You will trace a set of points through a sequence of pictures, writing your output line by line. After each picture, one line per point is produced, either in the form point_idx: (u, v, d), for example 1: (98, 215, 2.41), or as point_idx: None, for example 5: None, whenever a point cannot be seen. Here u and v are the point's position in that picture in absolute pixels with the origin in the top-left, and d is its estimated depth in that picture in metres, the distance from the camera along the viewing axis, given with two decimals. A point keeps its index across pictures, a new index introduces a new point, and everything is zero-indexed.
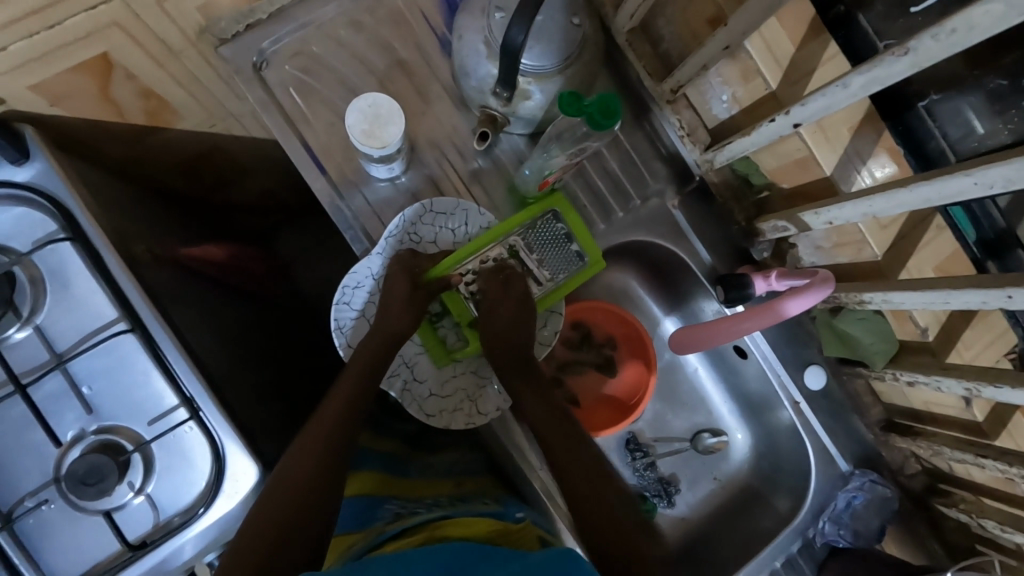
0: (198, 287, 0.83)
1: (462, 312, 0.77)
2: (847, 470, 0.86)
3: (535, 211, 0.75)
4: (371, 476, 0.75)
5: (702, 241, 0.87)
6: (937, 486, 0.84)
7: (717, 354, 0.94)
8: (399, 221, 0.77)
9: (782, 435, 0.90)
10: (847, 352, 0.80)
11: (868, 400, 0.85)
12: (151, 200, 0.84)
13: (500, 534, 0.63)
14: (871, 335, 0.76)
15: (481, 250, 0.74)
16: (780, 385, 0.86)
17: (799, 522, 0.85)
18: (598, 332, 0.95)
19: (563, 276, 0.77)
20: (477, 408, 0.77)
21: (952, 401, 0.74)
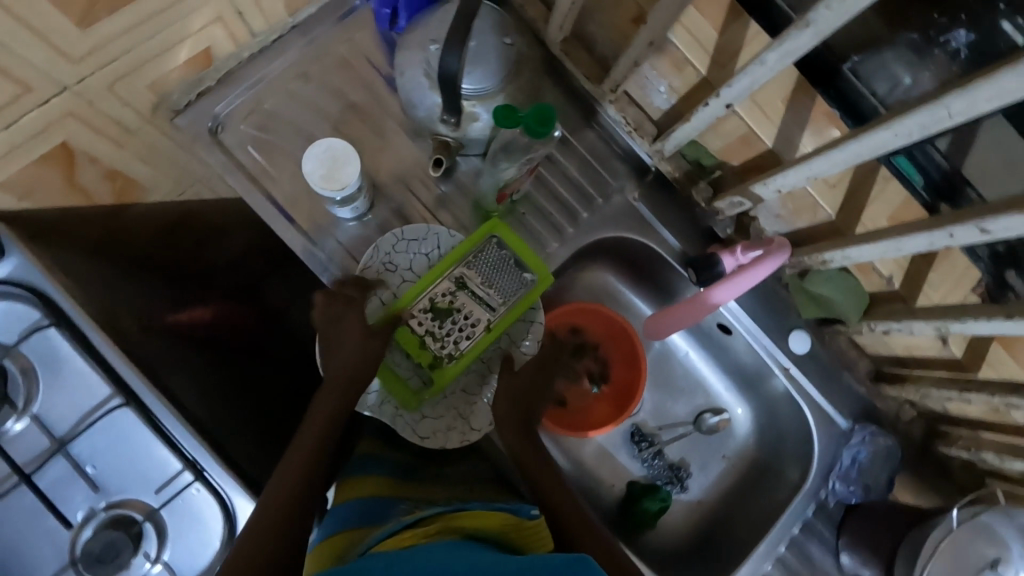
0: (186, 347, 0.86)
1: (422, 354, 0.76)
2: (846, 427, 0.87)
3: (476, 240, 0.78)
4: (382, 481, 0.76)
5: (669, 229, 0.89)
6: (935, 427, 0.86)
7: (704, 334, 0.96)
8: (373, 251, 0.80)
9: (779, 403, 0.92)
10: (824, 312, 0.82)
11: (854, 355, 0.87)
12: (139, 275, 0.86)
13: (513, 530, 0.64)
14: (842, 293, 0.78)
15: (429, 288, 0.76)
16: (769, 354, 0.89)
17: (809, 486, 0.86)
18: (592, 336, 0.96)
19: (514, 299, 0.78)
20: (468, 425, 0.79)
21: (930, 342, 0.76)
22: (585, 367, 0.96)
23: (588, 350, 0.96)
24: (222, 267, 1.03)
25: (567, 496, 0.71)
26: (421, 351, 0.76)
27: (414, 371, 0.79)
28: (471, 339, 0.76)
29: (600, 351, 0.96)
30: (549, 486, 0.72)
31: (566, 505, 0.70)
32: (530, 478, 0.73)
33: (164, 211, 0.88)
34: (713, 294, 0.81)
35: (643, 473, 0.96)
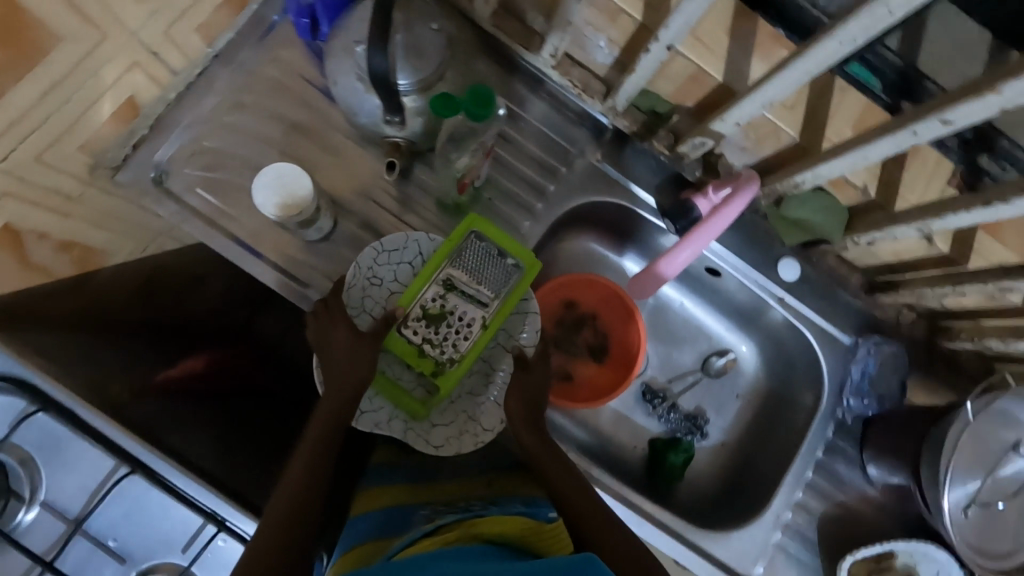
0: (177, 405, 0.83)
1: (421, 363, 0.74)
2: (851, 341, 0.88)
3: (457, 237, 0.75)
4: (401, 489, 0.77)
5: (639, 184, 0.87)
6: (937, 324, 0.86)
7: (694, 280, 0.95)
8: (355, 268, 0.77)
9: (781, 333, 0.92)
10: (806, 234, 0.82)
11: (845, 271, 0.87)
12: (126, 338, 0.82)
13: (533, 534, 0.64)
14: (819, 212, 0.77)
15: (418, 295, 0.74)
16: (761, 287, 0.88)
17: (825, 406, 0.87)
18: (583, 308, 0.95)
19: (506, 291, 0.76)
20: (481, 425, 0.78)
21: (917, 244, 0.74)
22: (579, 341, 0.96)
23: (580, 323, 0.96)
24: (207, 312, 0.96)
25: (578, 487, 0.72)
26: (421, 360, 0.73)
27: (416, 382, 0.78)
28: (470, 340, 0.74)
29: (594, 322, 0.96)
30: (560, 477, 0.72)
31: (574, 495, 0.71)
32: (539, 468, 0.73)
33: (136, 266, 0.82)
34: (683, 257, 0.79)
35: (662, 429, 0.96)
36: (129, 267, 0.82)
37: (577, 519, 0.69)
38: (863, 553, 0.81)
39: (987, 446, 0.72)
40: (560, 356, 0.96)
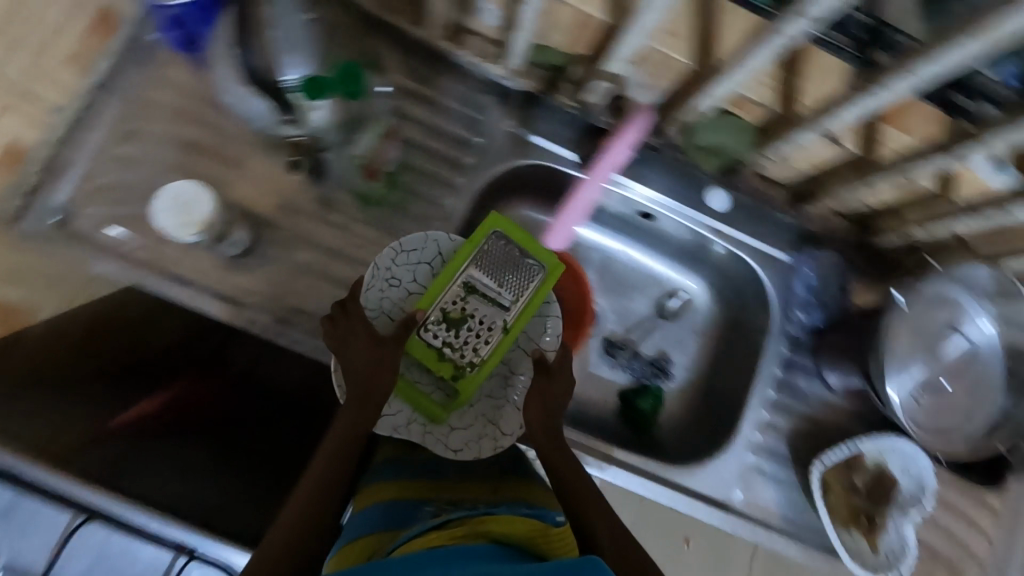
0: (158, 444, 0.78)
1: (442, 367, 0.75)
2: (789, 259, 0.90)
3: (477, 239, 0.77)
4: (402, 483, 0.75)
5: (557, 141, 0.87)
6: (865, 225, 0.87)
7: (632, 227, 0.96)
8: (372, 268, 0.76)
9: (724, 262, 0.93)
10: (720, 159, 0.83)
11: (769, 189, 0.88)
12: (78, 380, 0.75)
13: (541, 535, 0.62)
14: (730, 134, 0.78)
15: (438, 297, 0.76)
16: (695, 220, 0.89)
17: (776, 324, 0.89)
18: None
19: (526, 295, 0.78)
20: (500, 431, 0.78)
21: (825, 148, 0.75)
22: None
23: None
24: (170, 345, 0.89)
25: (587, 490, 0.70)
26: (441, 363, 0.75)
27: (437, 386, 0.78)
28: (490, 343, 0.76)
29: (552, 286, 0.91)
30: (569, 476, 0.71)
31: (584, 496, 0.69)
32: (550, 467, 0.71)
33: (81, 316, 0.78)
34: (576, 196, 0.85)
35: (628, 378, 0.95)
36: (78, 315, 0.78)
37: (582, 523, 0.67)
38: (830, 460, 0.83)
39: (921, 331, 0.75)
40: None
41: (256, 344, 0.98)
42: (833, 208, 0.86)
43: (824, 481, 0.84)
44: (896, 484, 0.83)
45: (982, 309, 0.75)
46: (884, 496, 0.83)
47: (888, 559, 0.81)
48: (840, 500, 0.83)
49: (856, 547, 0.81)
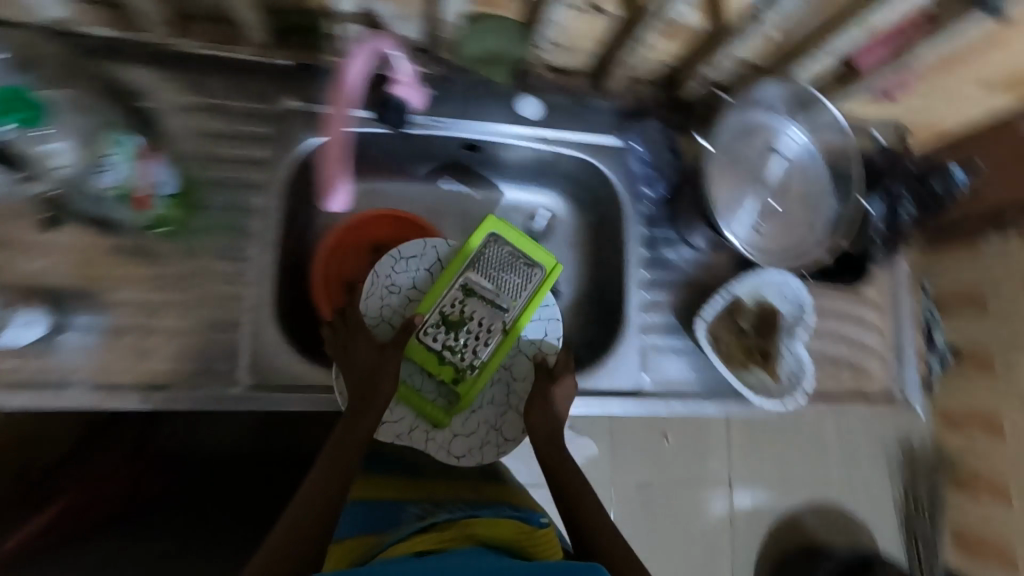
0: (71, 543, 0.73)
1: (441, 369, 0.78)
2: (620, 143, 0.88)
3: (477, 242, 0.80)
4: (391, 487, 0.84)
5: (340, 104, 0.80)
6: (669, 80, 0.88)
7: (462, 164, 0.91)
8: (372, 277, 0.81)
9: (561, 164, 0.90)
10: (504, 64, 0.81)
11: (568, 79, 0.88)
12: None
13: (526, 539, 0.66)
14: (495, 36, 0.78)
15: (437, 300, 0.78)
16: (513, 136, 0.86)
17: (625, 207, 0.88)
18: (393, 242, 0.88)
19: (525, 296, 0.80)
20: (502, 437, 0.80)
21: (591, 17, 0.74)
22: None
23: None
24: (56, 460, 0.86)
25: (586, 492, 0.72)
26: (442, 366, 0.78)
27: (438, 390, 0.80)
28: (489, 345, 0.79)
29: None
30: (570, 473, 0.74)
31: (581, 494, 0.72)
32: (547, 465, 0.75)
33: None
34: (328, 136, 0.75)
35: None
36: None
37: (578, 532, 0.70)
38: (711, 313, 0.85)
39: (742, 157, 0.78)
40: None
41: (181, 422, 1.02)
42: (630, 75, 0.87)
43: (715, 334, 0.86)
44: (776, 311, 0.86)
45: (791, 125, 0.79)
46: (771, 326, 0.86)
47: (790, 381, 0.85)
48: (735, 346, 0.86)
49: (759, 383, 0.85)
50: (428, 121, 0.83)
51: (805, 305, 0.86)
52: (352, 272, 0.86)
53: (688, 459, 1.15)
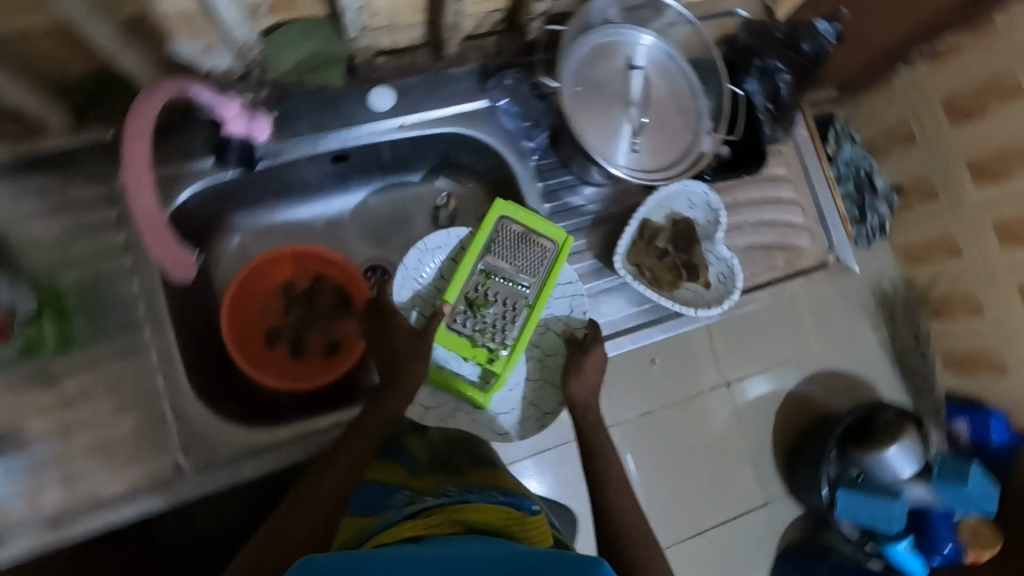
0: None
1: (474, 351, 0.80)
2: (487, 102, 0.84)
3: (488, 226, 0.81)
4: (387, 467, 0.76)
5: (182, 158, 0.75)
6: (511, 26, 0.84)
7: (339, 172, 0.90)
8: (403, 272, 0.85)
9: (436, 144, 0.88)
10: (331, 64, 0.77)
11: (410, 57, 0.85)
12: None
13: (517, 523, 0.61)
14: (307, 37, 0.73)
15: (462, 286, 0.81)
16: (375, 133, 0.82)
17: (514, 165, 0.86)
18: (301, 278, 0.90)
19: (543, 270, 0.83)
20: (541, 411, 0.85)
21: None
22: (320, 309, 0.90)
23: (309, 293, 0.90)
24: None
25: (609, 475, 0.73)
26: (476, 348, 0.80)
27: (477, 373, 0.82)
28: (517, 322, 0.82)
29: (322, 281, 0.90)
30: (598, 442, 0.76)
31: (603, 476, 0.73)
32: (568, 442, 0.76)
33: None
34: (133, 210, 0.65)
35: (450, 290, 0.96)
36: None
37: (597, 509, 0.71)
38: (627, 245, 0.84)
39: (601, 79, 0.74)
40: (312, 336, 0.90)
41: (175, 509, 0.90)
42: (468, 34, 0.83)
43: (640, 264, 0.84)
44: (689, 221, 0.86)
45: (641, 35, 0.76)
46: (689, 237, 0.86)
47: (725, 282, 0.86)
48: (662, 268, 0.85)
49: (695, 295, 0.86)
50: (283, 147, 0.78)
51: (714, 203, 0.86)
52: (269, 319, 0.89)
53: (680, 377, 1.16)
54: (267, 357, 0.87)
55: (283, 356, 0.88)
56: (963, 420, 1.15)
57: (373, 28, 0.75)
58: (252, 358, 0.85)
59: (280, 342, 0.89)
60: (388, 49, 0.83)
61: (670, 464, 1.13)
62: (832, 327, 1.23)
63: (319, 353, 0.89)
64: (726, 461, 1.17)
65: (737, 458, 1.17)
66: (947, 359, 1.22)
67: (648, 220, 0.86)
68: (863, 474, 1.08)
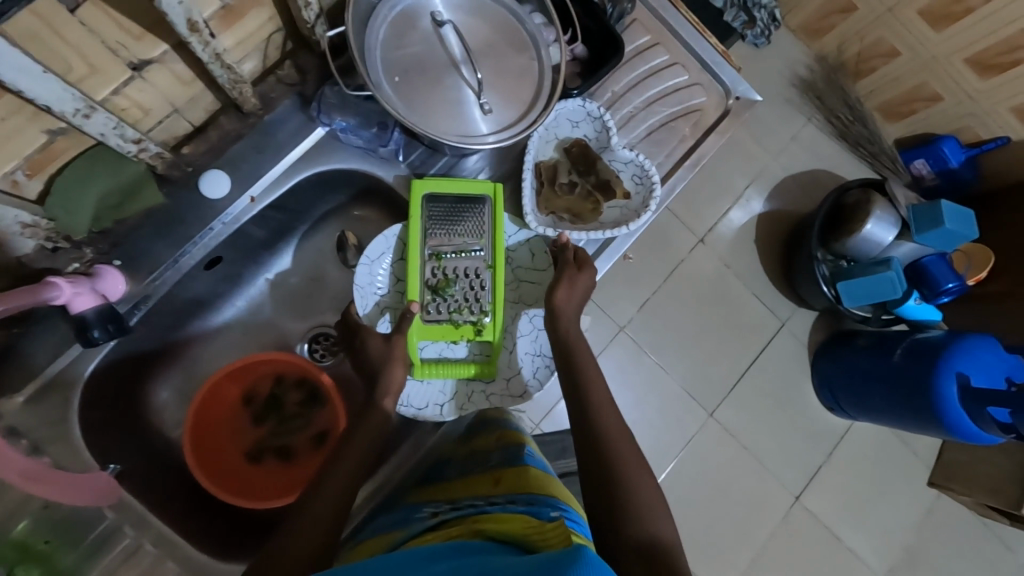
0: None
1: (460, 331, 0.76)
2: (323, 128, 0.76)
3: (416, 210, 0.75)
4: (423, 488, 0.76)
5: (57, 355, 0.69)
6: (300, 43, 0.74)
7: (221, 274, 0.82)
8: (358, 293, 0.79)
9: (299, 196, 0.80)
10: (132, 194, 0.67)
11: (214, 130, 0.73)
12: None
13: (534, 531, 0.54)
14: (89, 179, 0.62)
15: (418, 277, 0.75)
16: (230, 221, 0.74)
17: (385, 175, 0.78)
18: (259, 387, 0.85)
19: (488, 228, 0.77)
20: (547, 356, 0.83)
21: (159, 82, 0.60)
22: (290, 411, 0.86)
23: (273, 400, 0.86)
24: None
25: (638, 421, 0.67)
26: (460, 329, 0.76)
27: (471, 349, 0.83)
28: (486, 286, 0.76)
29: (282, 383, 0.86)
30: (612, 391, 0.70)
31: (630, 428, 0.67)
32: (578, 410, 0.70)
33: None
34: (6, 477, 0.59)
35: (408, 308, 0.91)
36: None
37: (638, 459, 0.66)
38: (533, 196, 0.81)
39: (414, 54, 0.65)
40: (295, 437, 0.85)
41: None
42: (261, 77, 0.73)
43: (557, 210, 0.82)
44: (580, 143, 0.82)
45: None
46: (588, 157, 0.82)
47: (642, 182, 0.83)
48: (579, 201, 0.82)
49: (622, 211, 0.83)
50: (149, 286, 0.71)
51: (594, 111, 0.82)
52: (243, 441, 0.85)
53: (655, 257, 1.22)
54: (257, 475, 0.82)
55: (274, 468, 0.83)
56: (919, 159, 1.22)
57: (156, 127, 0.65)
58: (238, 485, 0.79)
59: (266, 458, 0.84)
60: (186, 133, 0.71)
61: (683, 335, 1.22)
62: (770, 139, 1.29)
63: (309, 448, 0.84)
64: (729, 309, 1.24)
65: (739, 299, 1.25)
66: (884, 113, 1.29)
67: (542, 163, 0.82)
68: (853, 261, 1.16)
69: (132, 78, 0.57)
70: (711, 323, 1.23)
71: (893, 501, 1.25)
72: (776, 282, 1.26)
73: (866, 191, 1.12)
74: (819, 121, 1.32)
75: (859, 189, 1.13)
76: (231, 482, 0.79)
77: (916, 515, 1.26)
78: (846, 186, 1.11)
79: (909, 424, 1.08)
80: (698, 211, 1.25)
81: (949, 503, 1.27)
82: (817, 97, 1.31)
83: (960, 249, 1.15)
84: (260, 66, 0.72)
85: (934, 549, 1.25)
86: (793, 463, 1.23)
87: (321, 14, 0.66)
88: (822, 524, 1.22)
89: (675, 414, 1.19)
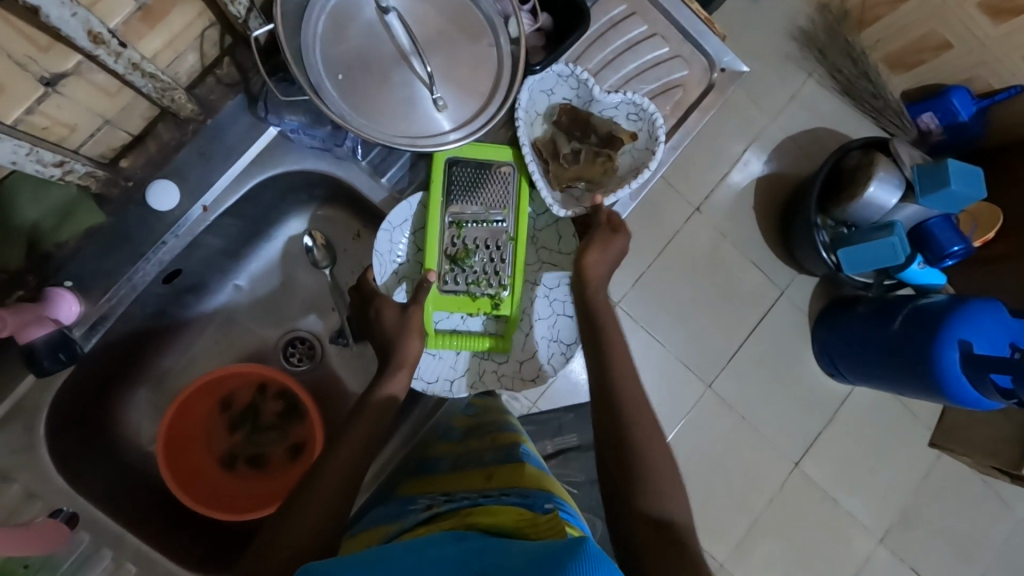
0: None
1: (479, 303, 0.73)
2: (274, 128, 0.71)
3: (439, 174, 0.71)
4: (418, 480, 0.75)
5: (12, 386, 0.66)
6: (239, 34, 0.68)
7: (185, 285, 0.79)
8: (375, 257, 0.73)
9: (258, 199, 0.76)
10: (71, 219, 0.65)
11: (156, 137, 0.68)
12: None
13: (529, 523, 0.53)
14: (22, 199, 0.60)
15: (437, 245, 0.71)
16: (186, 231, 0.70)
17: (345, 174, 0.74)
18: (240, 394, 0.84)
19: (512, 198, 0.73)
20: (562, 343, 0.77)
21: (78, 96, 0.56)
22: (266, 422, 0.84)
23: (251, 408, 0.84)
24: None
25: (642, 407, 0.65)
26: (477, 301, 0.73)
27: (486, 323, 0.77)
28: (507, 259, 0.73)
29: (263, 392, 0.84)
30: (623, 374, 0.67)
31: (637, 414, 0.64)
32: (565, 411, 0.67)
33: None
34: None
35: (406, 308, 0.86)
36: None
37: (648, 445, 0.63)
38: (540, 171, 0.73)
39: (357, 51, 0.60)
40: (270, 448, 0.84)
41: None
42: (198, 78, 0.68)
43: (569, 183, 0.76)
44: (567, 109, 0.76)
45: None
46: (581, 119, 0.76)
47: (639, 118, 0.76)
48: (587, 165, 0.75)
49: (633, 156, 0.78)
50: (104, 305, 0.68)
51: (564, 70, 0.75)
52: (217, 447, 0.83)
53: (648, 234, 1.17)
54: (228, 483, 0.81)
55: (247, 477, 0.82)
56: (927, 113, 1.14)
57: (87, 142, 0.61)
58: (212, 494, 0.78)
59: (239, 466, 0.83)
60: (124, 144, 0.67)
61: (683, 304, 1.18)
62: (767, 99, 1.21)
63: (283, 459, 0.83)
64: (725, 281, 1.20)
65: (736, 268, 1.20)
66: (890, 63, 1.21)
67: (537, 140, 0.76)
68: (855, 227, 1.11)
69: (45, 94, 0.53)
70: (707, 296, 1.19)
71: (892, 465, 1.24)
72: (775, 248, 1.22)
73: (868, 153, 1.05)
74: (820, 76, 1.23)
75: (860, 151, 1.06)
76: (206, 492, 0.78)
77: (914, 477, 1.25)
78: (846, 148, 1.04)
79: (906, 391, 1.05)
80: (691, 181, 1.19)
81: (948, 464, 1.26)
82: (819, 50, 1.23)
83: (965, 210, 1.07)
84: (197, 65, 0.66)
85: (934, 510, 1.25)
86: (792, 434, 1.21)
87: (253, 8, 0.62)
88: (820, 490, 1.21)
89: (674, 387, 1.17)
